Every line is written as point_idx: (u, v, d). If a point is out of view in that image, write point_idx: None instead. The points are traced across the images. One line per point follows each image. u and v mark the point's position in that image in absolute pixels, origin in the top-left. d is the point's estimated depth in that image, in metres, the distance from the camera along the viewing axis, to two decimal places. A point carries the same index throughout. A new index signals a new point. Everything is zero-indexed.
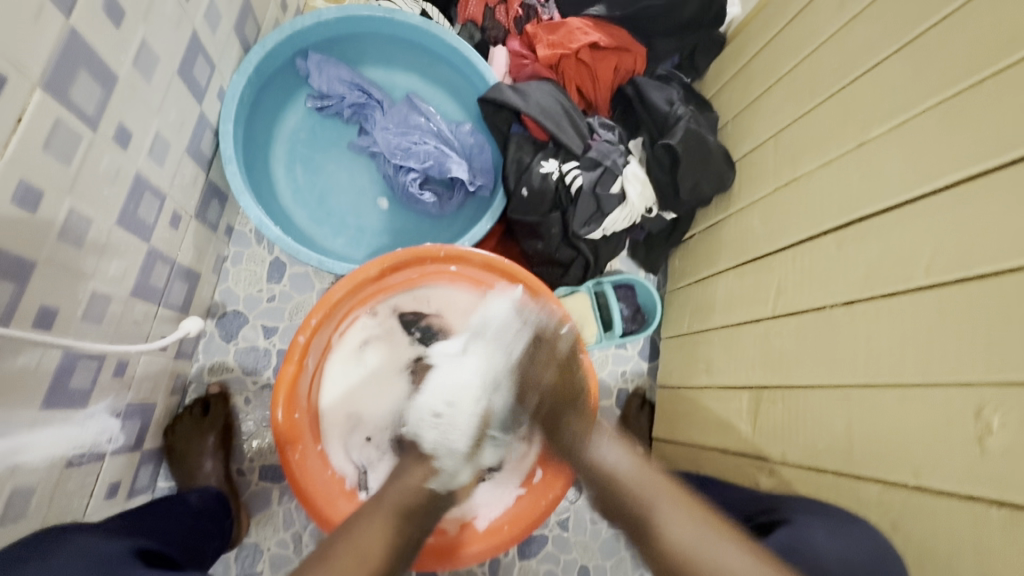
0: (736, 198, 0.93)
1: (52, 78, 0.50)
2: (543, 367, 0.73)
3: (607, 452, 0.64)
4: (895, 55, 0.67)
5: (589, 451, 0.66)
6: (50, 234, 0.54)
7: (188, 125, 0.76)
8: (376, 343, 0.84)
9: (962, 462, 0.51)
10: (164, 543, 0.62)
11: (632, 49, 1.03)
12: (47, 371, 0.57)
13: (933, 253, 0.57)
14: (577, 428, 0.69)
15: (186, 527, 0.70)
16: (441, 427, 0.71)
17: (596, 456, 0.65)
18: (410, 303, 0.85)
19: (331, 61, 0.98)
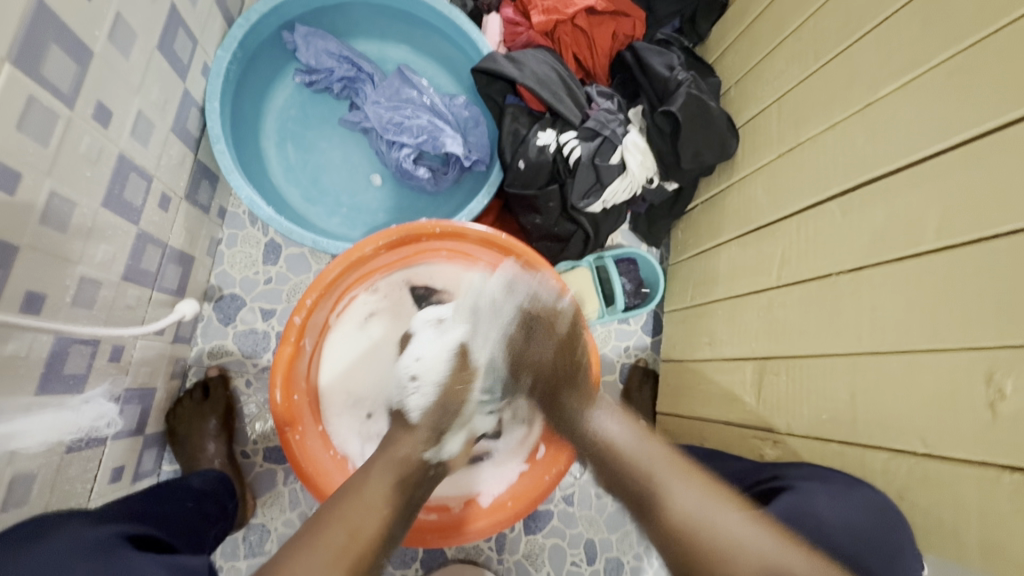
0: (740, 166, 0.90)
1: (22, 53, 0.48)
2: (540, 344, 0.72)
3: (604, 421, 0.65)
4: (906, 7, 0.63)
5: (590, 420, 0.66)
6: (31, 217, 0.52)
7: (171, 103, 0.74)
8: (381, 319, 0.83)
9: (972, 429, 0.50)
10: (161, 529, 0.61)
11: (631, 13, 0.99)
12: (38, 357, 0.57)
13: (944, 214, 0.55)
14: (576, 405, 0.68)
15: (188, 507, 0.70)
16: (421, 391, 0.71)
17: (597, 429, 0.65)
18: (419, 277, 0.84)
19: (318, 33, 0.94)
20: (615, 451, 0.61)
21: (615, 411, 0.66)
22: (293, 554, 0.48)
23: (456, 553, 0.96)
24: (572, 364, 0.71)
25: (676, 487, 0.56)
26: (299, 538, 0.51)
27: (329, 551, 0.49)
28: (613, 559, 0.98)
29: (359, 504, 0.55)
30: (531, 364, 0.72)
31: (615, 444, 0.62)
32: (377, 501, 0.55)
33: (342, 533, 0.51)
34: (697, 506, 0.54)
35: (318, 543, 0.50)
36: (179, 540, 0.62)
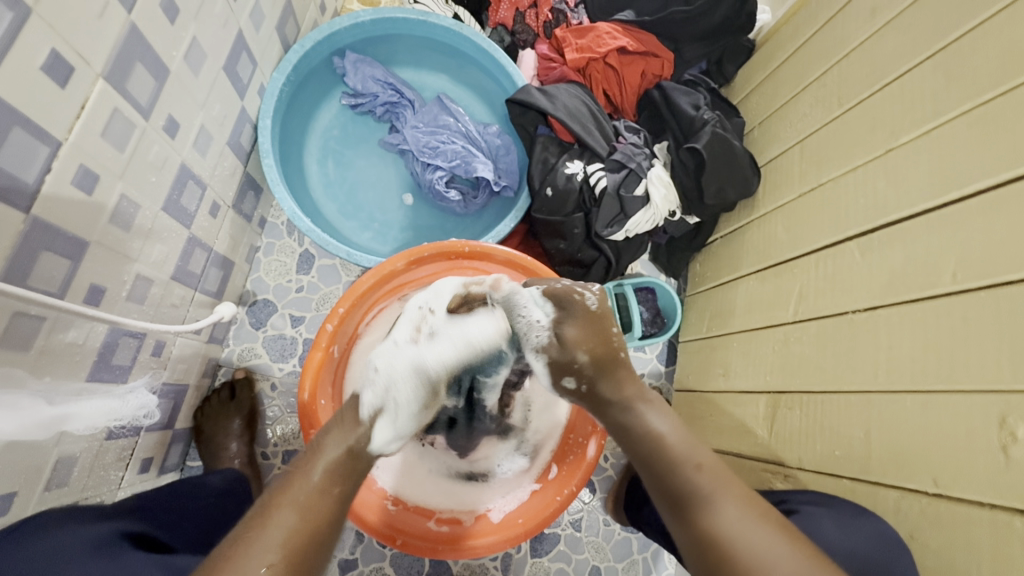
0: (760, 204, 0.93)
1: (112, 68, 0.53)
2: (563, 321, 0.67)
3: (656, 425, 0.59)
4: (927, 62, 0.66)
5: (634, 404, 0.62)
6: (102, 215, 0.57)
7: (230, 118, 0.80)
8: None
9: (982, 470, 0.51)
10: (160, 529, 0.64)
11: (660, 54, 1.04)
12: (93, 346, 0.61)
13: (961, 260, 0.56)
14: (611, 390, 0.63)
15: (202, 505, 0.73)
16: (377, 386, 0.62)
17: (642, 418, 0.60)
18: None
19: (366, 60, 1.01)
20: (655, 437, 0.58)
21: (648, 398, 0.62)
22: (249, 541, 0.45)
23: (462, 569, 0.96)
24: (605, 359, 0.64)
25: (730, 496, 0.51)
26: (249, 523, 0.47)
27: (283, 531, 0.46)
28: None
29: (306, 490, 0.51)
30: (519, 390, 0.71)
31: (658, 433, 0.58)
32: None
33: (293, 514, 0.48)
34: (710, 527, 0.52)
35: (277, 524, 0.47)
36: (177, 539, 0.64)
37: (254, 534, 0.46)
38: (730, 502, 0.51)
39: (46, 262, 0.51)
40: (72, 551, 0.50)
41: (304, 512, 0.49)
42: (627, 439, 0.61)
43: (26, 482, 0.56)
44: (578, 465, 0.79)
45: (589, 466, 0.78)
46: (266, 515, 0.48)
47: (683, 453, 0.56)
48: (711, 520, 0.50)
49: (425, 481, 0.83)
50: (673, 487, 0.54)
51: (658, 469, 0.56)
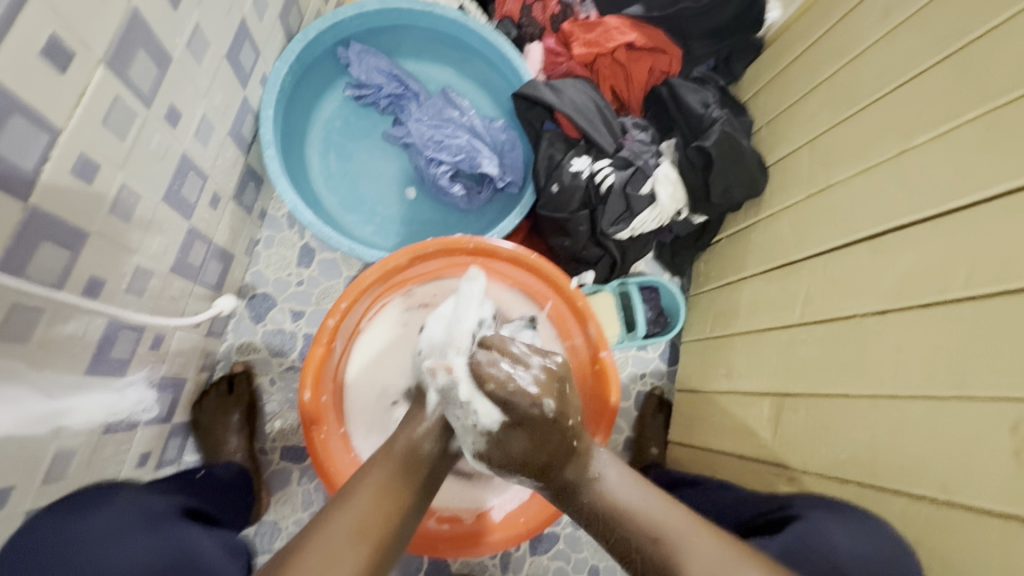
0: (767, 204, 0.92)
1: (114, 55, 0.52)
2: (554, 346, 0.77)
3: (608, 476, 0.60)
4: (942, 63, 0.65)
5: (589, 483, 0.59)
6: (102, 206, 0.56)
7: (232, 108, 0.78)
8: (420, 325, 0.86)
9: (993, 477, 0.50)
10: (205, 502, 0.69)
11: (668, 50, 1.03)
12: (92, 339, 0.59)
13: (974, 265, 0.56)
14: (574, 463, 0.60)
15: (215, 498, 0.73)
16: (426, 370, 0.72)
17: (593, 484, 0.59)
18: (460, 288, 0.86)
19: (370, 51, 0.99)
20: (613, 503, 0.57)
21: (609, 457, 0.61)
22: (319, 530, 0.50)
23: (461, 567, 0.95)
24: (579, 401, 0.63)
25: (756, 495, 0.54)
26: (329, 508, 0.53)
27: (357, 514, 0.51)
28: None
29: (368, 491, 0.54)
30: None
31: (609, 497, 0.58)
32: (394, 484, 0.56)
33: (366, 504, 0.52)
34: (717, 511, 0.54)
35: (347, 511, 0.52)
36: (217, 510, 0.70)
37: (328, 519, 0.51)
38: (698, 546, 0.51)
39: (46, 252, 0.50)
40: None
41: (378, 499, 0.53)
42: (580, 506, 0.59)
43: (23, 477, 0.55)
44: None
45: None
46: (345, 497, 0.53)
47: (644, 522, 0.55)
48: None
49: None
50: (631, 549, 0.54)
51: (612, 532, 0.56)
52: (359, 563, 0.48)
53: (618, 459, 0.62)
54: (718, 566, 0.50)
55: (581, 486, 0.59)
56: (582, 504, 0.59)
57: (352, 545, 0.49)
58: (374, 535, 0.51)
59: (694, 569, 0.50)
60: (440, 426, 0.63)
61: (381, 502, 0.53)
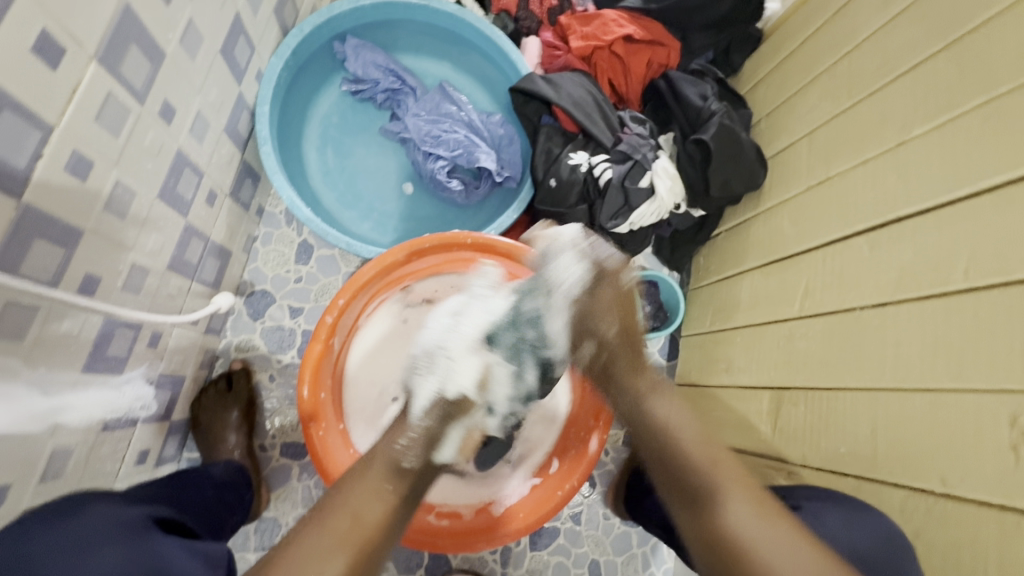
0: (766, 197, 0.92)
1: (107, 51, 0.52)
2: (608, 318, 0.70)
3: (664, 403, 0.66)
4: (942, 52, 0.65)
5: (645, 405, 0.66)
6: (97, 203, 0.55)
7: (227, 104, 0.78)
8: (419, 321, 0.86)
9: (993, 469, 0.50)
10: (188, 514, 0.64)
11: (666, 43, 1.02)
12: (88, 337, 0.59)
13: (974, 257, 0.55)
14: (634, 381, 0.68)
15: (208, 496, 0.72)
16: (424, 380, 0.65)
17: (652, 412, 0.65)
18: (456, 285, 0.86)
19: (367, 45, 0.99)
20: (666, 427, 0.63)
21: (655, 389, 0.67)
22: (294, 550, 0.49)
23: (461, 562, 0.95)
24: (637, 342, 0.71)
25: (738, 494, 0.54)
26: (308, 522, 0.52)
27: (335, 531, 0.51)
28: None
29: (346, 505, 0.53)
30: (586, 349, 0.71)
31: (670, 430, 0.63)
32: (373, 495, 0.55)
33: (344, 519, 0.52)
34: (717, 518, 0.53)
35: (323, 526, 0.51)
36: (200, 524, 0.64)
37: (305, 537, 0.50)
38: (738, 501, 0.54)
39: (40, 250, 0.50)
40: (107, 531, 0.50)
41: (355, 511, 0.53)
42: (635, 425, 0.66)
43: (20, 474, 0.55)
44: (579, 460, 0.79)
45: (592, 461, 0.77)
46: (322, 514, 0.52)
47: (697, 451, 0.60)
48: (721, 513, 0.54)
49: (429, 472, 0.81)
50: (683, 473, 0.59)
51: (665, 450, 0.62)
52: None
53: (674, 396, 0.67)
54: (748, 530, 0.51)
55: (640, 409, 0.66)
56: (640, 418, 0.66)
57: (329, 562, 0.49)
58: (354, 549, 0.51)
59: (733, 509, 0.53)
60: (422, 437, 0.60)
61: (359, 514, 0.53)
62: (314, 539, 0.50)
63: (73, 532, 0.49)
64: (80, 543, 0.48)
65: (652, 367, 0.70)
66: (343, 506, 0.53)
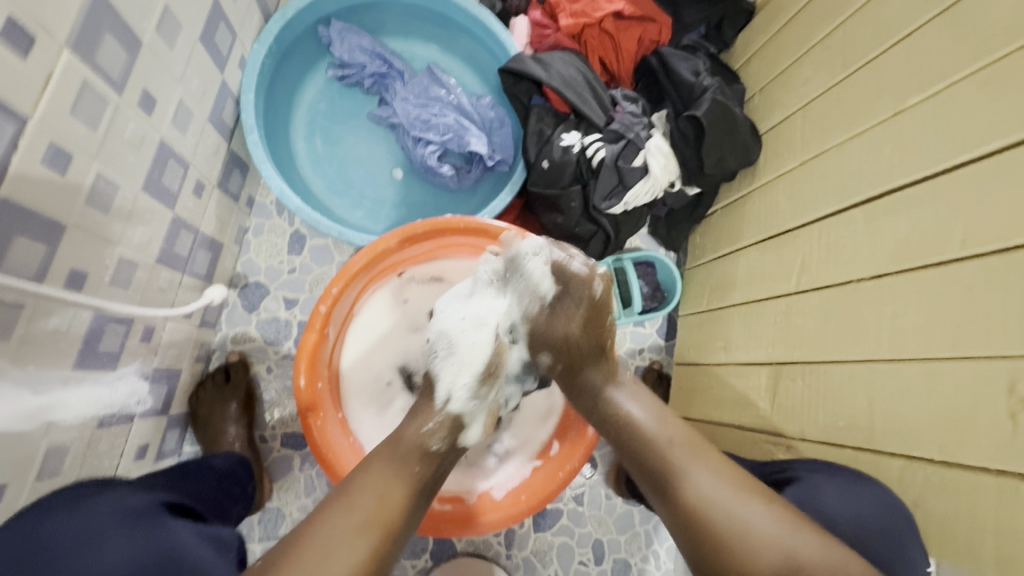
0: (761, 173, 0.91)
1: (79, 39, 0.50)
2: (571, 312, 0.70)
3: (632, 405, 0.65)
4: (938, 18, 0.63)
5: (609, 398, 0.66)
6: (79, 197, 0.54)
7: (210, 93, 0.76)
8: (417, 302, 0.85)
9: (991, 437, 0.50)
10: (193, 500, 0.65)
11: (657, 18, 1.01)
12: (78, 332, 0.59)
13: (972, 224, 0.55)
14: (599, 376, 0.68)
15: (213, 486, 0.72)
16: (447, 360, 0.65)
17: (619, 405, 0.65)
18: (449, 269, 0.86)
19: (352, 29, 0.97)
20: (635, 426, 0.63)
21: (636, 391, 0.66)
22: (322, 527, 0.49)
23: (465, 546, 0.96)
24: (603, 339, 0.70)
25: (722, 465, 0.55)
26: (331, 503, 0.52)
27: (361, 515, 0.51)
28: (621, 560, 0.99)
29: (375, 488, 0.53)
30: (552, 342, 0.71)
31: (636, 420, 0.63)
32: (396, 477, 0.55)
33: (371, 499, 0.52)
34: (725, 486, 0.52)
35: (351, 510, 0.51)
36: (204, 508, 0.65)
37: (333, 514, 0.50)
38: (701, 472, 0.56)
39: (22, 246, 0.49)
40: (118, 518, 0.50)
41: (382, 494, 0.53)
42: (608, 428, 0.66)
43: (17, 473, 0.54)
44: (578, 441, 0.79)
45: (591, 442, 0.77)
46: (346, 497, 0.52)
47: (659, 433, 0.61)
48: (684, 492, 0.55)
49: None
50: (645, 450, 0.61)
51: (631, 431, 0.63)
52: (360, 556, 0.48)
53: (641, 389, 0.67)
54: (720, 503, 0.53)
55: (604, 402, 0.66)
56: (604, 416, 0.66)
57: (358, 539, 0.49)
58: (381, 531, 0.51)
59: (692, 494, 0.55)
60: (449, 420, 0.61)
61: (386, 499, 0.53)
62: (338, 523, 0.49)
63: (80, 520, 0.49)
64: (85, 533, 0.47)
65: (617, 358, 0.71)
66: (370, 486, 0.53)
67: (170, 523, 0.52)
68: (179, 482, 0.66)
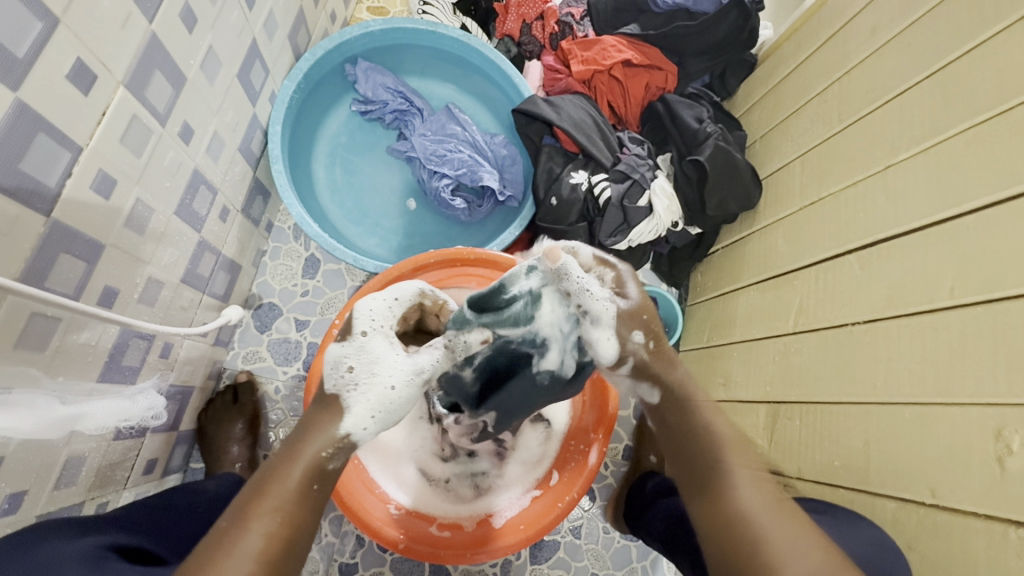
0: (761, 217, 0.95)
1: (133, 77, 0.55)
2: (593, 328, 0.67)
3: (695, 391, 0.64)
4: (927, 80, 0.68)
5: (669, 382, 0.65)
6: (118, 220, 0.58)
7: (241, 125, 0.81)
8: None
9: (981, 481, 0.52)
10: (171, 530, 0.65)
11: (664, 67, 1.06)
12: (105, 347, 0.62)
13: (959, 274, 0.58)
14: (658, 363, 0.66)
15: (199, 512, 0.72)
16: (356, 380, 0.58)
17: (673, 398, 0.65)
18: None
19: (377, 68, 1.03)
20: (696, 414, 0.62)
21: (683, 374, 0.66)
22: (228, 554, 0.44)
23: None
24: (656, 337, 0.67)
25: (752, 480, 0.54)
26: (238, 516, 0.47)
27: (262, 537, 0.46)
28: None
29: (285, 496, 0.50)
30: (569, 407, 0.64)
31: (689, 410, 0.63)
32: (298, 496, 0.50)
33: (272, 520, 0.48)
34: (762, 498, 0.52)
35: (252, 529, 0.46)
36: (170, 547, 0.63)
37: (237, 536, 0.46)
38: (749, 487, 0.53)
39: (64, 264, 0.52)
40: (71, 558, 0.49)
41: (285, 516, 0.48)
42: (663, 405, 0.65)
43: (36, 481, 0.57)
44: (578, 473, 0.81)
45: (592, 474, 0.79)
46: (247, 516, 0.47)
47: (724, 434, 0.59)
48: (733, 496, 0.53)
49: (416, 488, 0.82)
50: (699, 459, 0.58)
51: (685, 433, 0.61)
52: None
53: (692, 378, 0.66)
54: (758, 509, 0.51)
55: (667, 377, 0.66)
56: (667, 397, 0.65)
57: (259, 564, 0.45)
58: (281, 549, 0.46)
59: (742, 497, 0.52)
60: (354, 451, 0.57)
61: (289, 517, 0.49)
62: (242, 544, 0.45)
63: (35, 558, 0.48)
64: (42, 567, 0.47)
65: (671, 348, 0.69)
66: (273, 500, 0.49)
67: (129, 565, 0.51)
68: (163, 516, 0.67)
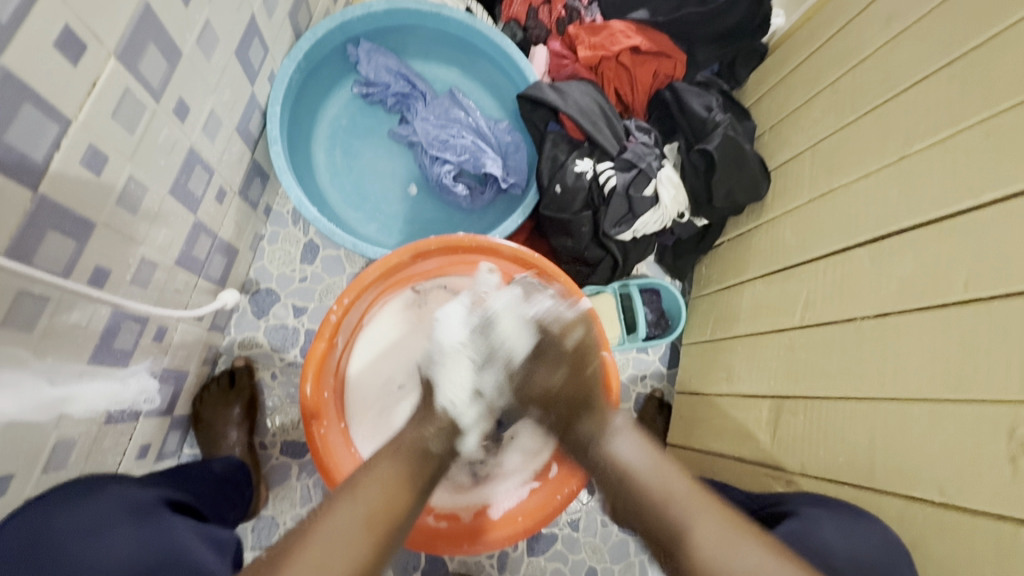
0: (769, 208, 0.93)
1: (124, 48, 0.53)
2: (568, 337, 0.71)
3: (621, 442, 0.60)
4: (946, 68, 0.65)
5: (605, 445, 0.61)
6: (110, 198, 0.56)
7: (239, 104, 0.79)
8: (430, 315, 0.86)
9: (992, 481, 0.50)
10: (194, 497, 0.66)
11: (673, 54, 1.04)
12: (96, 328, 0.60)
13: (975, 269, 0.56)
14: (592, 425, 0.63)
15: (210, 487, 0.72)
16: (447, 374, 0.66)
17: (609, 446, 0.60)
18: (457, 283, 0.87)
19: (379, 50, 1.00)
20: (627, 471, 0.57)
21: (628, 431, 0.62)
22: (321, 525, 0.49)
23: (458, 566, 0.95)
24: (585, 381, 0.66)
25: (707, 519, 0.50)
26: (329, 503, 0.51)
27: (362, 508, 0.51)
28: None
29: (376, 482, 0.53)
30: (544, 395, 0.66)
31: (629, 463, 0.58)
32: (398, 479, 0.55)
33: (373, 492, 0.52)
34: (726, 531, 0.49)
35: (348, 506, 0.50)
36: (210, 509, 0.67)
37: (329, 514, 0.50)
38: (706, 525, 0.50)
39: (53, 241, 0.51)
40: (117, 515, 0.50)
41: (384, 488, 0.53)
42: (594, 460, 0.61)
43: (25, 463, 0.55)
44: None
45: None
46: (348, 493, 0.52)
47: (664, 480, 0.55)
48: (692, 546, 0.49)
49: None
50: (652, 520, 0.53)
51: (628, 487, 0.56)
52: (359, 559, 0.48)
53: (636, 430, 0.62)
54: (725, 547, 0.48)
55: (597, 447, 0.61)
56: (598, 466, 0.61)
57: (355, 542, 0.48)
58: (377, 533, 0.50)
59: (701, 543, 0.49)
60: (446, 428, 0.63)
61: (385, 500, 0.52)
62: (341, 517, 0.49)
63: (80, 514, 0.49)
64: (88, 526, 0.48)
65: (607, 405, 0.66)
66: (371, 481, 0.54)
67: (174, 522, 0.53)
68: None
